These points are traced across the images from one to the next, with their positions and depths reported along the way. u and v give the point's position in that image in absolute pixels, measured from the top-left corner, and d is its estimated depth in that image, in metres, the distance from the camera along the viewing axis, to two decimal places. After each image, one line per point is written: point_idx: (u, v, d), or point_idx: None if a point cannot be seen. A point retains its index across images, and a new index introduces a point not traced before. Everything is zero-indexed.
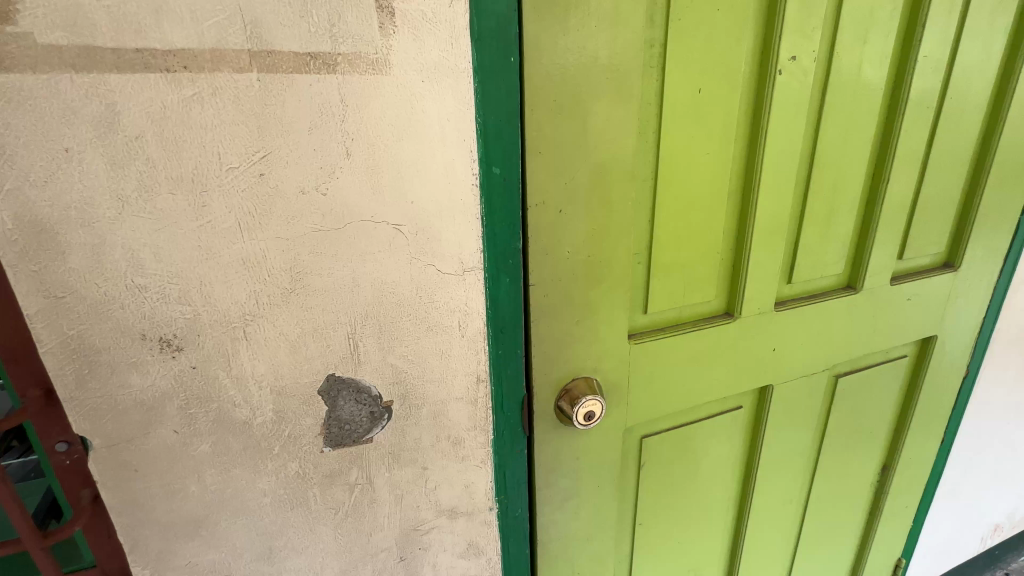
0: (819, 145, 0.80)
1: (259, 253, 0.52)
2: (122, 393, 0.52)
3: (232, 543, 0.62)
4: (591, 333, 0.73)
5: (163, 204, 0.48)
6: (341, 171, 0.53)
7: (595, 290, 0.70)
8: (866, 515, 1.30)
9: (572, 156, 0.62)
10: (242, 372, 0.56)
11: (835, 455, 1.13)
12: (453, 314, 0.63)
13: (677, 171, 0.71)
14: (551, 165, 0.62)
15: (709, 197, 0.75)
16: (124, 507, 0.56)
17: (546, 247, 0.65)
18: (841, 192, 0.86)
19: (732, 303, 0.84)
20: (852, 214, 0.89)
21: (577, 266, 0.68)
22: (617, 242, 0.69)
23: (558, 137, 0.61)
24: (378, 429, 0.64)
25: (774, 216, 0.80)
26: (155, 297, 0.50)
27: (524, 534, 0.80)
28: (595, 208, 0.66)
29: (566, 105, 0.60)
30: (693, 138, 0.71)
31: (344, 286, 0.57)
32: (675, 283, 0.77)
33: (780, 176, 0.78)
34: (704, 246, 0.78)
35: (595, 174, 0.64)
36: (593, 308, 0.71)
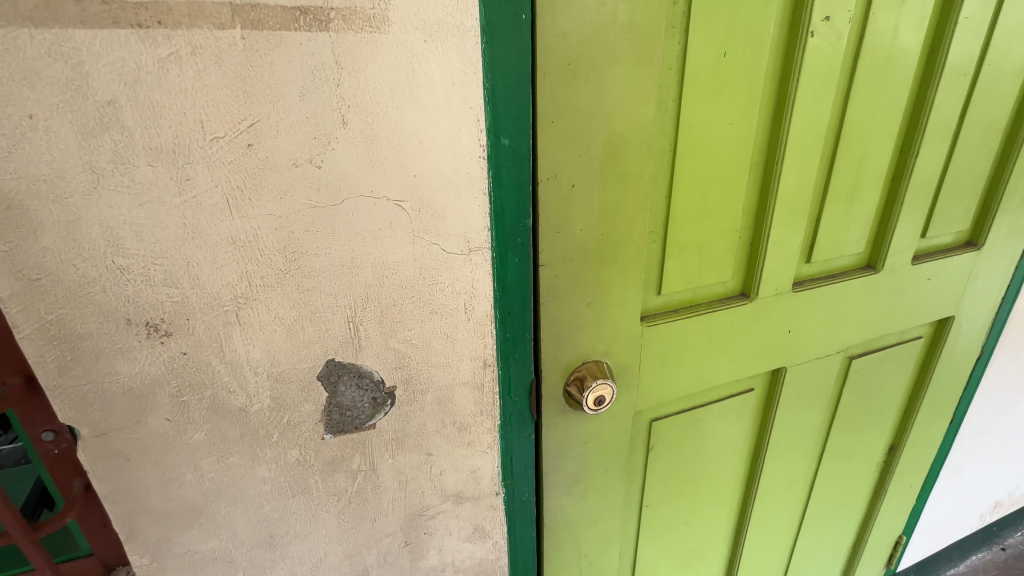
0: (848, 114, 0.75)
1: (250, 232, 0.48)
2: (109, 381, 0.49)
3: (232, 531, 0.60)
4: (602, 316, 0.69)
5: (142, 178, 0.44)
6: (338, 142, 0.48)
7: (608, 270, 0.66)
8: (870, 495, 1.30)
9: (586, 127, 0.58)
10: (236, 358, 0.53)
11: (843, 436, 1.12)
12: (459, 296, 0.59)
13: (697, 143, 0.66)
14: (563, 136, 0.57)
15: (730, 172, 0.70)
16: (118, 497, 0.54)
17: (557, 225, 0.60)
18: (867, 168, 0.82)
19: (749, 284, 0.80)
20: (877, 190, 0.85)
21: (589, 244, 0.64)
22: (632, 220, 0.65)
23: (572, 106, 0.56)
24: (381, 415, 0.62)
25: (796, 192, 0.75)
26: (139, 279, 0.47)
27: (530, 517, 0.79)
28: (610, 183, 0.61)
29: (581, 69, 0.55)
30: (715, 107, 0.66)
31: (342, 267, 0.53)
32: (691, 262, 0.74)
33: (805, 148, 0.73)
34: (723, 223, 0.74)
35: (610, 147, 0.60)
36: (605, 289, 0.67)
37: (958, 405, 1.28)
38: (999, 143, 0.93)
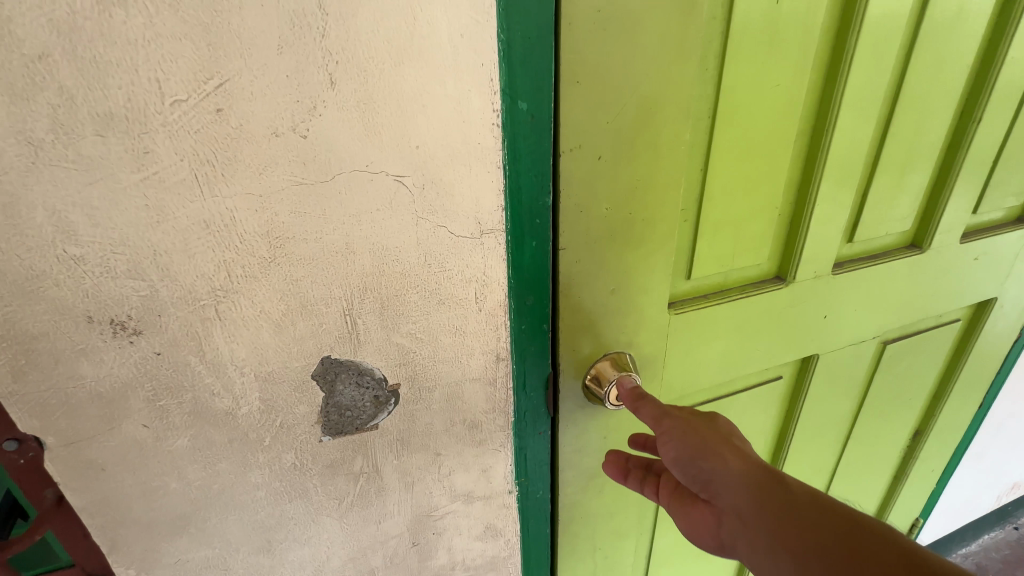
0: (909, 74, 0.66)
1: (225, 214, 0.41)
2: (73, 386, 0.43)
3: (225, 539, 0.56)
4: (627, 303, 0.62)
5: (90, 150, 0.36)
6: (326, 106, 0.40)
7: (636, 252, 0.59)
8: (891, 480, 1.25)
9: (616, 89, 0.49)
10: (218, 358, 0.47)
11: (870, 423, 1.06)
12: (468, 284, 0.52)
13: (739, 108, 0.58)
14: (589, 99, 0.49)
15: (773, 140, 0.62)
16: (96, 508, 0.49)
17: (580, 204, 0.53)
18: (923, 137, 0.73)
19: (786, 266, 0.73)
20: (931, 160, 0.76)
21: (616, 224, 0.56)
22: (664, 196, 0.57)
23: (601, 63, 0.48)
24: (384, 415, 0.56)
25: (845, 163, 0.67)
26: (99, 271, 0.40)
27: (544, 513, 0.74)
28: (641, 153, 0.53)
29: (613, 17, 0.46)
30: (762, 65, 0.57)
31: (335, 254, 0.46)
32: (725, 242, 0.66)
33: (859, 113, 0.64)
34: (762, 200, 0.66)
35: (642, 113, 0.52)
36: (632, 274, 0.60)
37: (989, 388, 1.22)
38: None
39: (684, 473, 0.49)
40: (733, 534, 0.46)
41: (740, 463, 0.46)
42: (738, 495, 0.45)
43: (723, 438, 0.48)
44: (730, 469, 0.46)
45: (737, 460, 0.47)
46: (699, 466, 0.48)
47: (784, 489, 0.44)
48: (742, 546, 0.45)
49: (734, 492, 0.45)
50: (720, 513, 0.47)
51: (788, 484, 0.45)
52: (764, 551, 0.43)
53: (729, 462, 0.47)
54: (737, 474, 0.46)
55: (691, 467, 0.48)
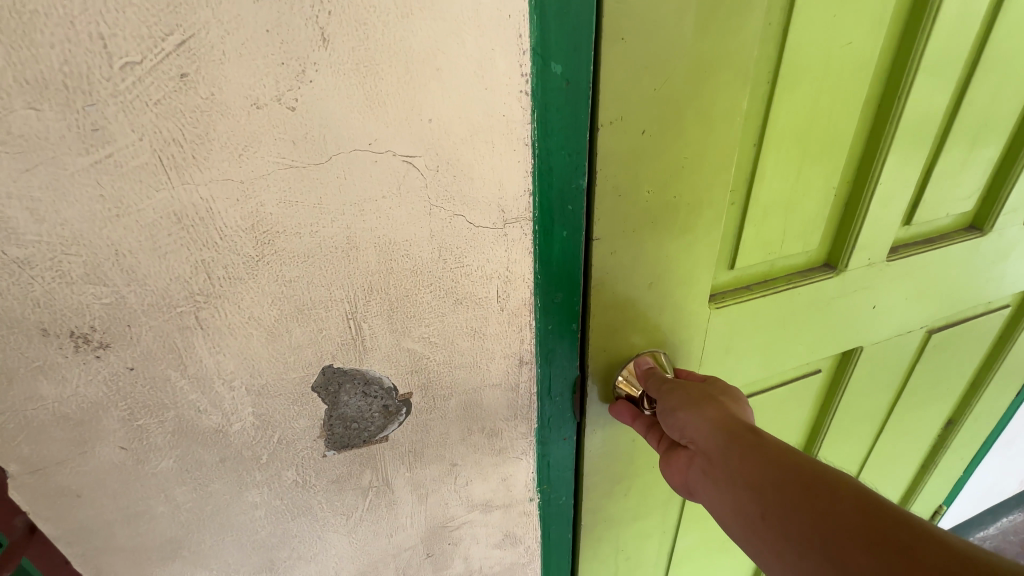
0: (999, 30, 0.56)
1: (201, 206, 0.34)
2: (32, 408, 0.37)
3: (222, 561, 0.51)
4: (666, 299, 0.55)
5: (22, 127, 0.29)
6: (318, 69, 0.33)
7: (679, 241, 0.51)
8: (920, 470, 1.20)
9: (667, 47, 0.41)
10: (203, 371, 0.40)
11: (905, 414, 1.00)
12: (489, 281, 0.45)
13: (804, 71, 0.49)
14: (635, 60, 0.40)
15: (836, 110, 0.54)
16: (75, 536, 0.43)
17: (618, 186, 0.45)
18: (1001, 105, 0.64)
19: (838, 254, 0.65)
20: (1004, 134, 0.68)
21: (659, 210, 0.48)
22: (714, 177, 0.49)
23: (653, 16, 0.39)
24: (395, 426, 0.50)
25: (915, 136, 0.59)
26: (50, 277, 0.33)
27: (566, 521, 0.69)
28: (692, 126, 0.45)
29: None
30: (833, 19, 0.48)
31: (334, 250, 0.39)
32: (775, 227, 0.59)
33: (937, 77, 0.56)
34: (819, 179, 0.58)
35: (696, 77, 0.43)
36: (673, 266, 0.53)
37: None
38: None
39: (668, 426, 0.50)
40: (701, 476, 0.46)
41: (716, 414, 0.46)
42: (711, 443, 0.45)
43: (706, 394, 0.48)
44: (705, 419, 0.46)
45: (715, 410, 0.46)
46: (677, 415, 0.48)
47: (753, 434, 0.43)
48: (709, 487, 0.45)
49: (703, 437, 0.45)
50: (692, 456, 0.47)
51: (761, 433, 0.43)
52: (725, 487, 0.43)
53: (706, 414, 0.46)
54: (709, 421, 0.45)
55: (671, 419, 0.49)
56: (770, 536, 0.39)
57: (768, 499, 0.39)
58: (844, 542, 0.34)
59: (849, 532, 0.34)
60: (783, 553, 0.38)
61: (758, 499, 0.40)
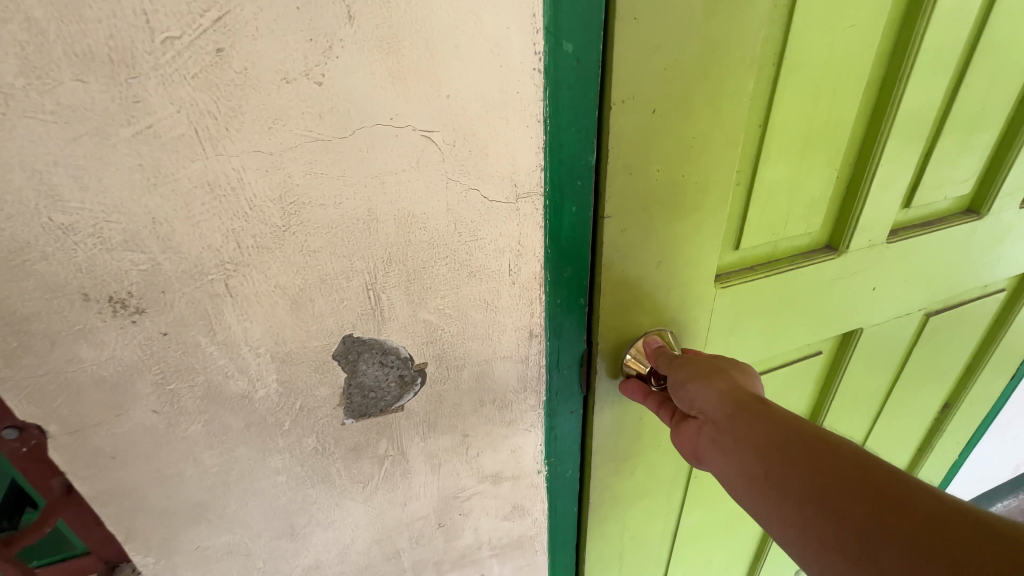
0: (998, 16, 0.58)
1: (232, 176, 0.36)
2: (72, 370, 0.39)
3: (245, 525, 0.53)
4: (673, 277, 0.57)
5: (71, 99, 0.31)
6: (343, 46, 0.34)
7: (686, 220, 0.53)
8: (917, 453, 1.22)
9: (676, 28, 0.43)
10: (231, 338, 0.42)
11: (902, 396, 1.02)
12: (501, 255, 0.47)
13: (807, 52, 0.51)
14: (647, 40, 0.42)
15: (839, 93, 0.56)
16: (108, 497, 0.46)
17: (628, 163, 0.47)
18: (999, 89, 0.66)
19: (840, 236, 0.67)
20: (1002, 117, 0.70)
21: (667, 188, 0.50)
22: (720, 156, 0.51)
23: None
24: (410, 396, 0.52)
25: (915, 120, 0.60)
26: (92, 243, 0.35)
27: (572, 493, 0.71)
28: (700, 105, 0.47)
29: None
30: (836, 3, 0.50)
31: (356, 222, 0.41)
32: (778, 208, 0.61)
33: (936, 62, 0.57)
34: (821, 161, 0.60)
35: (704, 57, 0.45)
36: (680, 245, 0.55)
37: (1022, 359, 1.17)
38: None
39: (675, 397, 0.51)
40: (709, 443, 0.47)
41: (726, 384, 0.47)
42: (720, 411, 0.46)
43: (716, 366, 0.50)
44: (715, 388, 0.47)
45: (725, 382, 0.47)
46: (686, 387, 0.49)
47: (762, 402, 0.44)
48: (715, 453, 0.46)
49: (713, 405, 0.46)
50: (701, 425, 0.49)
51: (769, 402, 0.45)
52: (731, 452, 0.44)
53: (716, 384, 0.48)
54: (719, 390, 0.47)
55: (680, 390, 0.50)
56: (774, 494, 0.40)
57: (772, 461, 0.41)
58: (848, 499, 0.36)
59: (853, 490, 0.36)
60: (786, 511, 0.39)
61: (765, 461, 0.41)
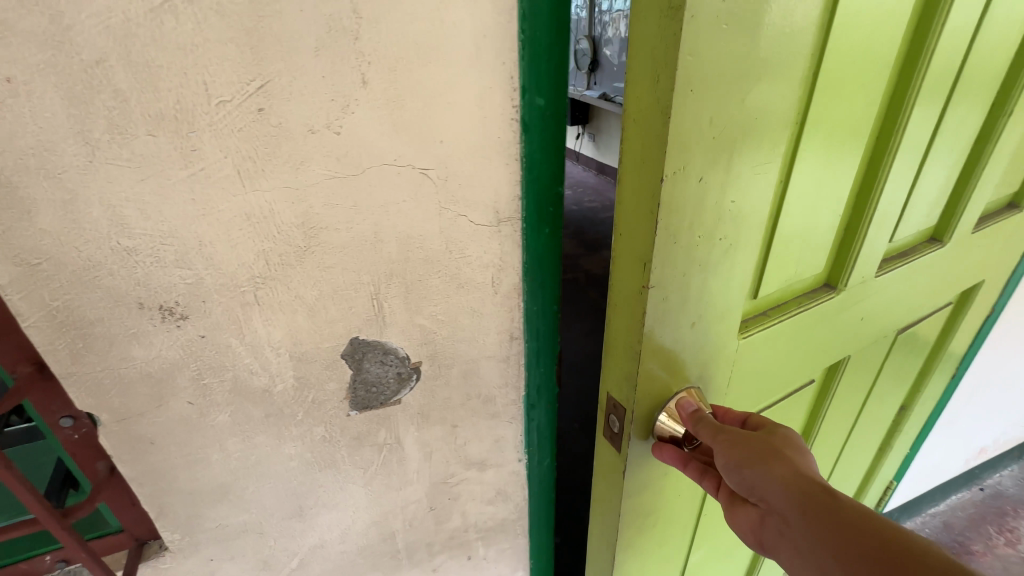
0: (963, 80, 0.66)
1: (265, 207, 0.44)
2: (124, 367, 0.46)
3: (260, 506, 0.61)
4: (702, 327, 0.59)
5: (143, 148, 0.39)
6: (358, 104, 0.43)
7: (716, 273, 0.56)
8: (878, 452, 1.32)
9: (721, 105, 0.46)
10: (257, 339, 0.50)
11: (873, 406, 1.11)
12: (486, 269, 0.56)
13: (824, 119, 0.55)
14: (696, 115, 0.45)
15: (850, 151, 0.60)
16: (145, 478, 0.53)
17: (675, 231, 0.50)
18: (959, 138, 0.74)
19: (838, 276, 0.72)
20: (961, 160, 0.78)
21: (704, 247, 0.53)
22: (748, 214, 0.54)
23: (713, 83, 0.44)
24: (406, 390, 0.60)
25: (903, 170, 0.67)
26: (149, 262, 0.43)
27: (549, 480, 0.80)
28: (737, 171, 0.50)
29: (732, 30, 0.43)
30: (850, 73, 0.55)
31: (364, 242, 0.49)
32: (795, 257, 0.64)
33: (922, 122, 0.64)
34: (829, 212, 0.64)
35: (742, 128, 0.48)
36: (709, 297, 0.57)
37: (961, 361, 1.29)
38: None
39: (734, 481, 0.53)
40: (778, 532, 0.49)
41: (785, 470, 0.49)
42: (785, 503, 0.47)
43: (772, 449, 0.51)
44: (775, 476, 0.49)
45: (783, 468, 0.49)
46: (744, 472, 0.51)
47: (828, 495, 0.46)
48: (785, 542, 0.48)
49: (777, 496, 0.48)
50: (767, 513, 0.50)
51: (835, 493, 0.46)
52: (804, 548, 0.46)
53: (776, 471, 0.49)
54: (780, 479, 0.48)
55: (738, 475, 0.52)
56: None
57: (849, 561, 0.42)
58: None
59: None
60: None
61: (841, 561, 0.43)
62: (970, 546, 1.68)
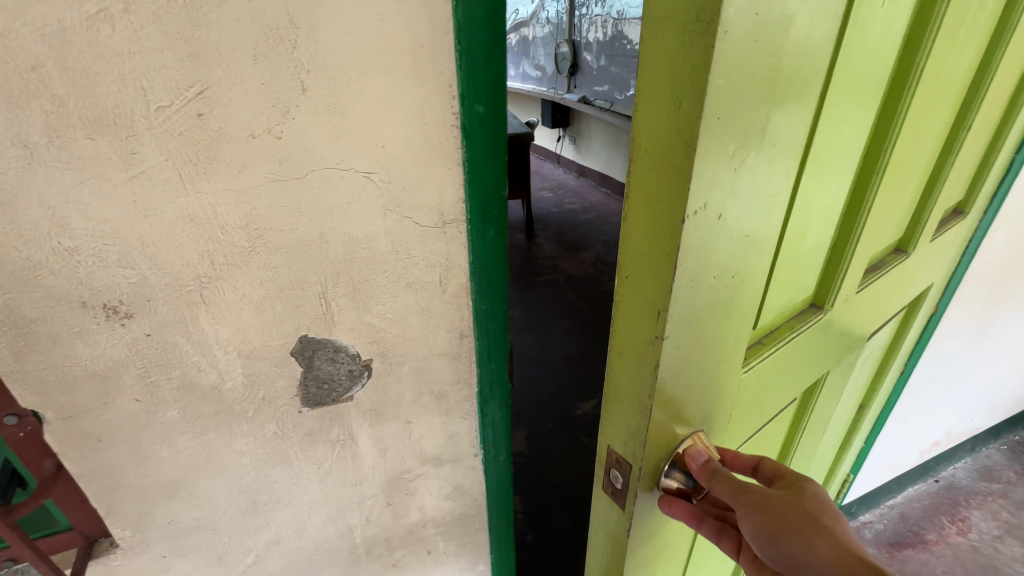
0: (934, 96, 0.66)
1: (208, 209, 0.46)
2: (68, 365, 0.47)
3: (212, 502, 0.62)
4: (710, 371, 0.53)
5: (83, 151, 0.40)
6: (298, 110, 0.45)
7: (726, 314, 0.51)
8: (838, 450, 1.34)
9: (745, 133, 0.40)
10: (204, 338, 0.51)
11: (841, 412, 1.10)
12: (433, 269, 0.58)
13: (825, 141, 0.51)
14: (721, 147, 0.39)
15: (842, 171, 0.58)
16: (92, 475, 0.54)
17: (693, 276, 0.44)
18: (925, 152, 0.74)
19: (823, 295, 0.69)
20: (926, 170, 0.79)
21: (717, 287, 0.47)
22: (758, 246, 0.49)
23: (739, 109, 0.38)
24: (358, 387, 0.62)
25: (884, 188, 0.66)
26: (91, 261, 0.44)
27: (507, 476, 0.82)
28: (752, 202, 0.45)
29: (758, 49, 0.37)
30: (849, 93, 0.51)
31: (309, 243, 0.51)
32: (788, 282, 0.61)
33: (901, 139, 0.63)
34: (819, 233, 0.61)
35: (761, 157, 0.43)
36: (720, 339, 0.52)
37: (910, 358, 1.33)
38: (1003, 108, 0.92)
39: (766, 552, 0.50)
40: None
41: (826, 546, 0.47)
42: None
43: (810, 520, 0.49)
44: (817, 553, 0.46)
45: (825, 544, 0.47)
46: (782, 548, 0.48)
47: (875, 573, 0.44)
48: None
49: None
50: None
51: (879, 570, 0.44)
52: None
53: (816, 547, 0.47)
54: (824, 557, 0.46)
55: (773, 548, 0.49)
56: None
57: None
58: None
59: None
60: None
61: None
62: (925, 535, 1.71)
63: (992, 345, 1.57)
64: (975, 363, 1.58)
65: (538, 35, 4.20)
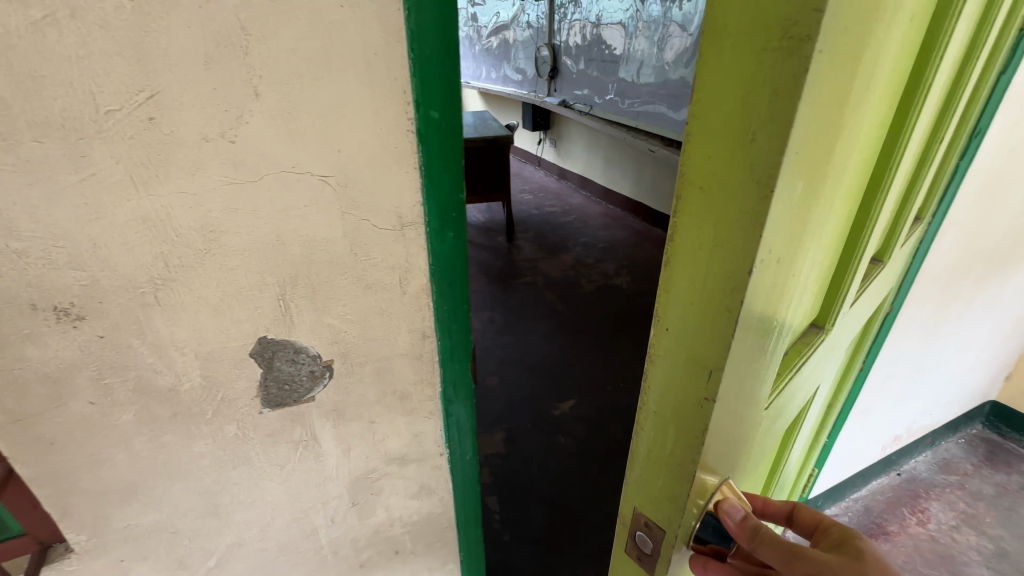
0: (930, 109, 0.65)
1: (161, 211, 0.46)
2: (18, 367, 0.47)
3: (171, 505, 0.62)
4: (747, 416, 0.50)
5: (30, 154, 0.40)
6: (252, 115, 0.46)
7: (771, 355, 0.47)
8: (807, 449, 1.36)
9: (814, 172, 0.36)
10: (159, 340, 0.52)
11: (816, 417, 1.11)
12: (393, 271, 0.59)
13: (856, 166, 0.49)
14: (795, 188, 0.34)
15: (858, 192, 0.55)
16: (45, 480, 0.54)
17: (752, 325, 0.40)
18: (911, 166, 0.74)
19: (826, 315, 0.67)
20: (908, 182, 0.78)
21: (769, 331, 0.43)
22: (802, 283, 0.46)
23: (814, 145, 0.34)
24: (320, 388, 0.63)
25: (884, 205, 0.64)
26: (41, 264, 0.44)
27: (473, 474, 0.83)
28: (809, 240, 0.41)
29: (835, 80, 0.32)
30: (878, 115, 0.49)
31: (266, 245, 0.52)
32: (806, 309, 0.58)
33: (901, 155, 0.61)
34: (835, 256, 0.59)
35: (822, 194, 0.39)
36: (761, 382, 0.48)
37: (868, 356, 1.37)
38: (961, 117, 0.94)
39: None
40: None
41: None
42: None
43: None
44: None
45: None
46: None
47: None
48: None
49: None
50: None
51: None
52: None
53: None
54: None
55: None
56: None
57: None
58: None
59: None
60: None
61: None
62: (886, 526, 1.74)
63: (946, 343, 1.64)
64: (930, 360, 1.65)
65: (518, 39, 4.23)
